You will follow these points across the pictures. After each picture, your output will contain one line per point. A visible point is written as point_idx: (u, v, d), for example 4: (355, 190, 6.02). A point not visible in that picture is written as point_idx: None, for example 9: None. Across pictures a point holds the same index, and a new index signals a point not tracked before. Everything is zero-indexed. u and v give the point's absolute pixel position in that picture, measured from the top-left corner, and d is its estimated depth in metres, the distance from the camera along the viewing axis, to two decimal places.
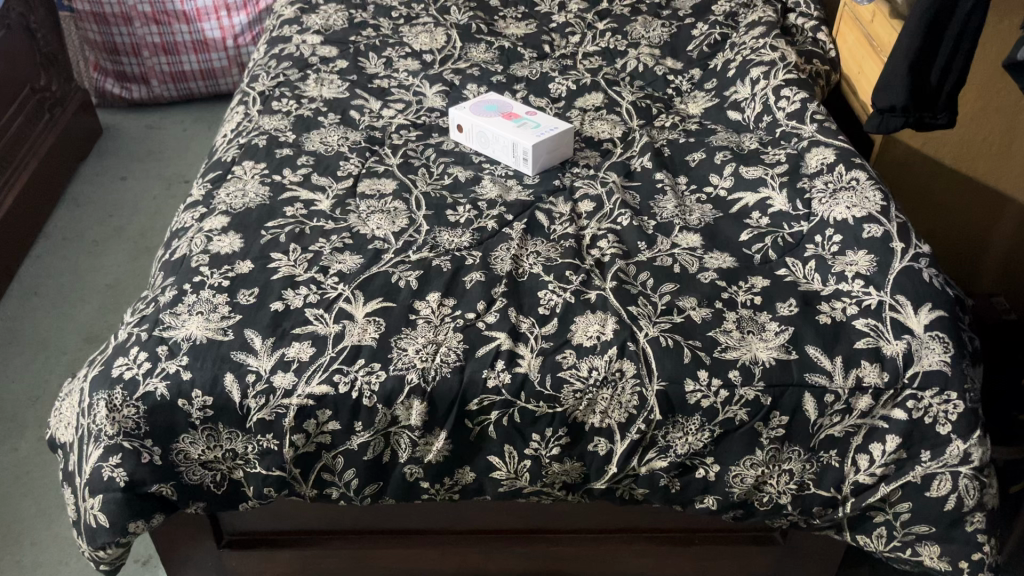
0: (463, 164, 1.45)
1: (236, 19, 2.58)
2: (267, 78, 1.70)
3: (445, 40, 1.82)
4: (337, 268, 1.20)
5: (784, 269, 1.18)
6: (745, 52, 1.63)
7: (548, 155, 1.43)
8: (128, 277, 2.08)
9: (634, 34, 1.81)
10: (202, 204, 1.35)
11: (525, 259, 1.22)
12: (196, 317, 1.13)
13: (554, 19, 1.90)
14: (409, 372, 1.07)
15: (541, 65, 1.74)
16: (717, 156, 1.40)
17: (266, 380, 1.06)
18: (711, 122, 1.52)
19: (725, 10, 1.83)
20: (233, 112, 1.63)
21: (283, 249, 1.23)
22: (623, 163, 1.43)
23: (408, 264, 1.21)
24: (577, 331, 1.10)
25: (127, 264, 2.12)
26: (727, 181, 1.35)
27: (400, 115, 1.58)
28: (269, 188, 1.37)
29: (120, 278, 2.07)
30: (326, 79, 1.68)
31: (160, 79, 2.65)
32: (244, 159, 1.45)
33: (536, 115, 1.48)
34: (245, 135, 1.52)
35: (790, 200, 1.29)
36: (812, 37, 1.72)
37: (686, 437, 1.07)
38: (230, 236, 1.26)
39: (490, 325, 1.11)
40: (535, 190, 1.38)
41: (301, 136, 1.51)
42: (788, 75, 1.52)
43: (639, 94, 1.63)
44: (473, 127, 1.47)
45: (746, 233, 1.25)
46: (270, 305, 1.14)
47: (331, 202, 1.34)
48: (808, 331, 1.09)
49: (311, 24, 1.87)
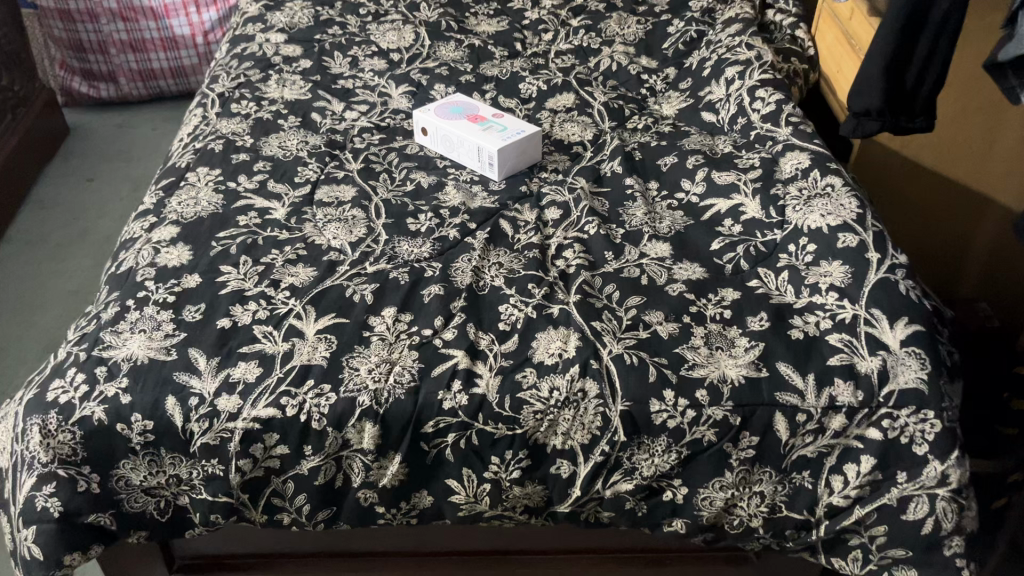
0: (427, 169, 1.39)
1: (205, 15, 2.52)
2: (227, 78, 1.63)
3: (413, 38, 1.76)
4: (289, 281, 1.15)
5: (755, 281, 1.14)
6: (721, 50, 1.56)
7: (515, 161, 1.38)
8: (95, 281, 2.02)
9: (608, 32, 1.76)
10: (153, 213, 1.30)
11: (487, 271, 1.17)
12: (138, 335, 1.07)
13: (527, 15, 1.85)
14: (360, 394, 1.02)
15: (512, 64, 1.69)
16: (690, 160, 1.35)
17: (210, 403, 1.01)
18: (685, 124, 1.47)
19: (703, 7, 1.77)
20: (191, 114, 1.57)
21: (232, 261, 1.18)
22: (593, 168, 1.38)
23: (364, 277, 1.16)
24: (538, 348, 1.05)
25: (94, 267, 2.06)
26: (699, 187, 1.30)
27: (363, 117, 1.52)
28: (223, 197, 1.31)
29: (86, 282, 2.02)
30: (288, 79, 1.62)
31: (129, 77, 2.58)
32: (199, 165, 1.39)
33: (502, 118, 1.43)
34: (200, 140, 1.46)
35: (763, 208, 1.23)
36: (790, 35, 1.64)
37: (652, 459, 1.03)
38: (179, 248, 1.20)
39: (447, 342, 1.06)
40: (500, 196, 1.33)
41: (259, 141, 1.45)
42: (765, 75, 1.45)
43: (612, 94, 1.58)
44: (437, 131, 1.42)
45: (717, 243, 1.20)
46: (217, 321, 1.09)
47: (286, 210, 1.29)
48: (780, 347, 1.05)
49: (276, 22, 1.81)
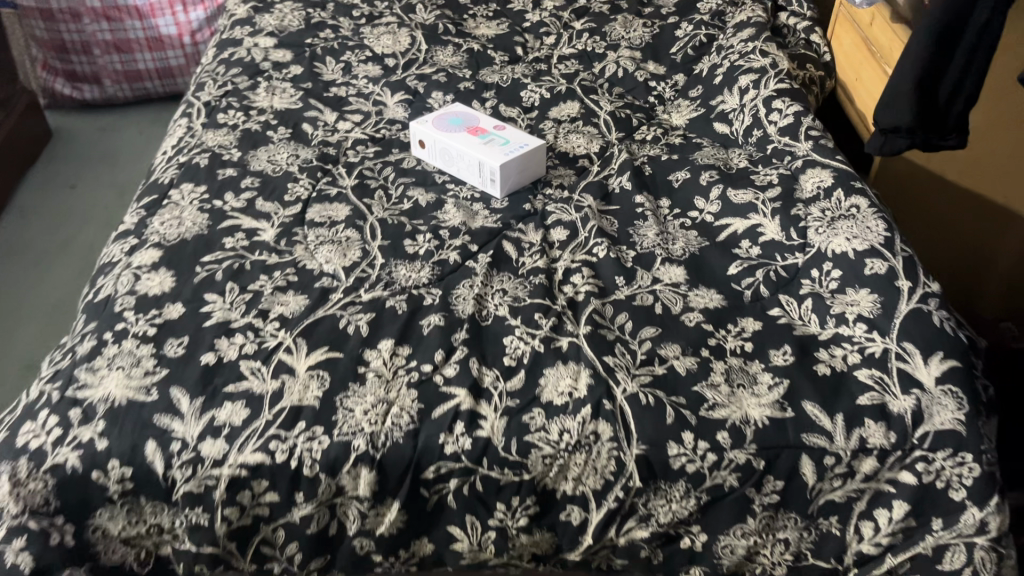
0: (424, 185, 1.32)
1: (192, 14, 2.44)
2: (213, 86, 1.55)
3: (409, 42, 1.68)
4: (279, 311, 1.07)
5: (777, 309, 1.07)
6: (733, 56, 1.49)
7: (518, 176, 1.30)
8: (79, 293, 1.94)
9: (613, 35, 1.68)
10: (133, 234, 1.22)
11: (490, 299, 1.09)
12: (116, 373, 0.99)
13: (528, 18, 1.77)
14: (355, 438, 0.94)
15: (513, 70, 1.61)
16: (703, 175, 1.27)
17: (193, 449, 0.94)
18: (696, 136, 1.39)
19: (711, 9, 1.69)
20: (175, 124, 1.49)
21: (218, 289, 1.10)
22: (600, 184, 1.31)
23: (359, 306, 1.09)
24: (546, 386, 0.98)
25: (77, 278, 1.98)
26: (714, 206, 1.22)
27: (357, 128, 1.44)
28: (208, 216, 1.24)
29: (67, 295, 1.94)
30: (278, 87, 1.54)
31: (114, 79, 2.49)
32: (183, 182, 1.31)
33: (504, 130, 1.35)
34: (184, 153, 1.38)
35: (784, 229, 1.15)
36: (804, 39, 1.56)
37: (669, 505, 0.96)
38: (161, 274, 1.13)
39: (449, 379, 0.99)
40: (503, 215, 1.25)
41: (246, 154, 1.37)
42: (780, 85, 1.37)
43: (618, 103, 1.50)
44: (436, 144, 1.34)
45: (734, 267, 1.13)
46: (201, 357, 1.01)
47: (276, 231, 1.21)
48: (805, 385, 0.98)
49: (265, 25, 1.73)
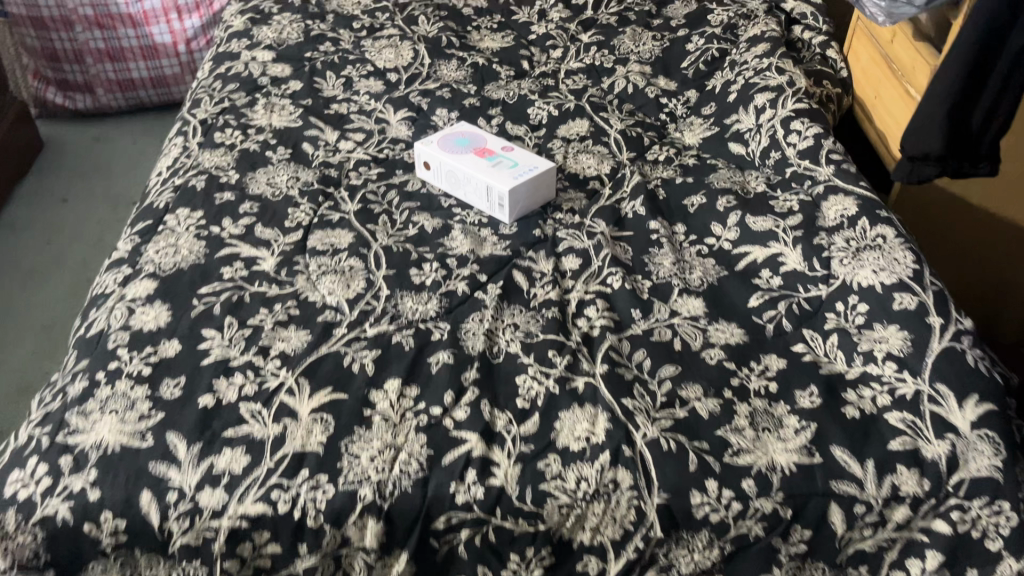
0: (430, 210, 1.27)
1: (187, 22, 2.38)
2: (209, 102, 1.50)
3: (412, 56, 1.63)
4: (280, 348, 1.02)
5: (801, 345, 1.02)
6: (748, 73, 1.44)
7: (528, 200, 1.25)
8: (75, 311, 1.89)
9: (621, 49, 1.63)
10: (127, 263, 1.17)
11: (500, 334, 1.04)
12: (109, 417, 0.94)
13: (534, 30, 1.72)
14: (362, 487, 0.90)
15: (519, 86, 1.56)
16: (720, 200, 1.23)
17: (190, 499, 0.89)
18: (710, 156, 1.35)
19: (723, 22, 1.64)
20: (171, 143, 1.44)
21: (216, 324, 1.05)
22: (613, 208, 1.26)
23: (364, 342, 1.04)
24: (562, 431, 0.93)
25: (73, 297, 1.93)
26: (732, 232, 1.18)
27: (360, 148, 1.39)
28: (205, 244, 1.19)
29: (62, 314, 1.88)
30: (277, 104, 1.49)
31: (106, 88, 2.44)
32: (179, 206, 1.26)
33: (513, 151, 1.30)
34: (180, 175, 1.33)
35: (806, 259, 1.11)
36: (820, 54, 1.51)
37: (691, 555, 0.90)
38: (156, 307, 1.08)
39: (459, 423, 0.94)
40: (512, 242, 1.21)
41: (245, 176, 1.32)
42: (799, 104, 1.33)
43: (629, 121, 1.46)
44: (442, 167, 1.29)
45: (754, 298, 1.09)
46: (198, 399, 0.96)
47: (276, 259, 1.16)
48: (834, 429, 0.93)
49: (262, 37, 1.68)
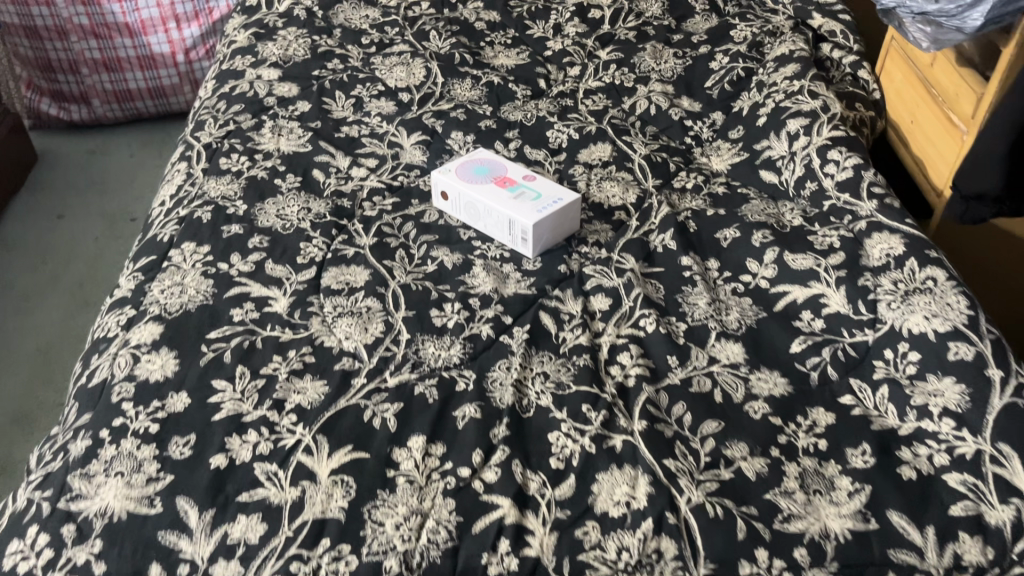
0: (449, 243, 1.21)
1: (186, 31, 2.30)
2: (214, 125, 1.44)
3: (424, 74, 1.56)
4: (295, 401, 0.96)
5: (849, 396, 0.96)
6: (778, 96, 1.38)
7: (552, 234, 1.19)
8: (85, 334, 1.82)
9: (642, 67, 1.57)
10: (130, 303, 1.11)
11: (530, 384, 0.98)
12: (114, 481, 0.88)
13: (549, 45, 1.66)
14: (387, 557, 0.82)
15: (536, 106, 1.50)
16: (755, 235, 1.16)
17: (202, 572, 0.81)
18: (741, 184, 1.29)
19: (747, 39, 1.58)
20: (174, 170, 1.37)
21: (227, 374, 0.99)
22: (641, 241, 1.20)
23: (384, 394, 0.97)
24: (600, 495, 0.87)
25: (83, 319, 1.86)
26: (769, 270, 1.12)
27: (373, 176, 1.33)
28: (213, 283, 1.12)
29: (71, 339, 1.81)
30: (284, 127, 1.43)
31: (103, 99, 2.35)
32: (184, 240, 1.20)
33: (535, 181, 1.24)
34: (184, 205, 1.27)
35: (850, 300, 1.05)
36: (851, 74, 1.45)
37: None
38: (163, 354, 1.01)
39: (490, 486, 0.88)
40: (537, 279, 1.14)
41: (253, 207, 1.26)
42: (835, 132, 1.27)
43: (653, 145, 1.39)
44: (461, 197, 1.23)
45: (797, 344, 1.03)
46: (210, 460, 0.90)
47: (289, 300, 1.10)
48: (891, 493, 0.87)
49: (267, 54, 1.61)
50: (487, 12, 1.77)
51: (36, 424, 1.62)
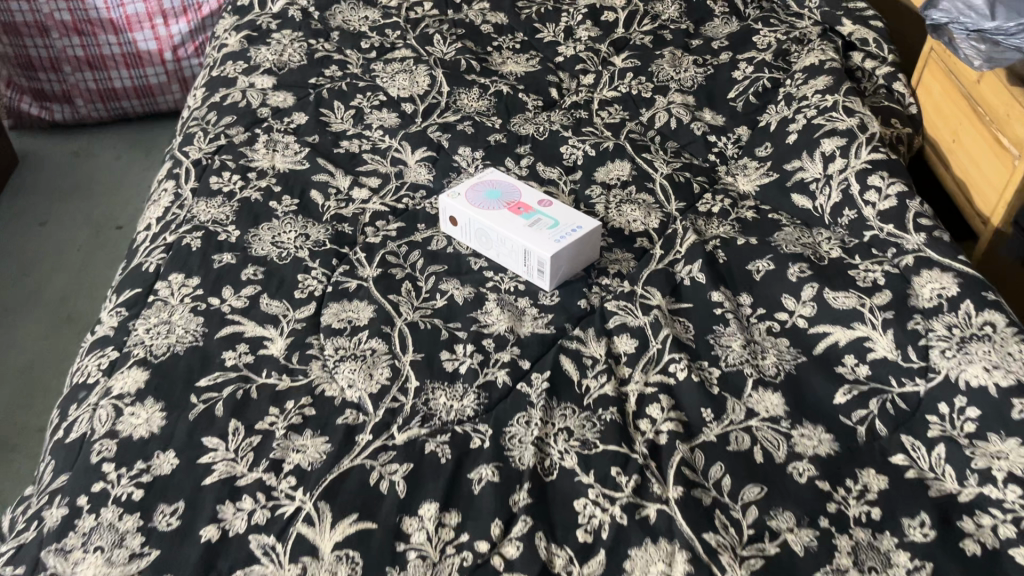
0: (459, 274, 1.12)
1: (174, 27, 2.17)
2: (204, 139, 1.34)
3: (428, 82, 1.47)
4: (295, 462, 0.87)
5: (902, 456, 0.88)
6: (809, 111, 1.29)
7: (570, 265, 1.10)
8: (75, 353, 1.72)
9: (660, 75, 1.48)
10: (113, 343, 1.02)
11: (552, 442, 0.89)
12: (93, 557, 0.79)
13: (561, 51, 1.56)
14: None
15: (548, 118, 1.41)
16: (791, 268, 1.08)
17: None
18: (771, 208, 1.20)
19: (771, 46, 1.49)
20: (161, 188, 1.28)
21: (219, 430, 0.90)
22: (666, 273, 1.11)
23: (392, 453, 0.88)
24: (633, 573, 0.78)
25: (71, 336, 1.76)
26: (807, 308, 1.03)
27: (375, 197, 1.24)
28: (204, 321, 1.03)
29: (55, 359, 1.71)
30: (280, 141, 1.33)
31: (86, 98, 2.24)
32: (172, 271, 1.10)
33: (551, 207, 1.15)
34: (172, 230, 1.18)
35: (899, 345, 0.96)
36: (885, 86, 1.36)
37: None
38: (148, 406, 0.92)
39: (511, 563, 0.79)
40: (555, 316, 1.06)
41: (247, 233, 1.16)
42: (875, 154, 1.17)
43: (675, 163, 1.30)
44: (471, 225, 1.14)
45: (841, 394, 0.94)
46: (200, 532, 0.81)
47: (285, 341, 1.01)
48: (954, 570, 0.77)
49: (260, 60, 1.51)
50: (493, 13, 1.66)
51: (17, 454, 1.51)
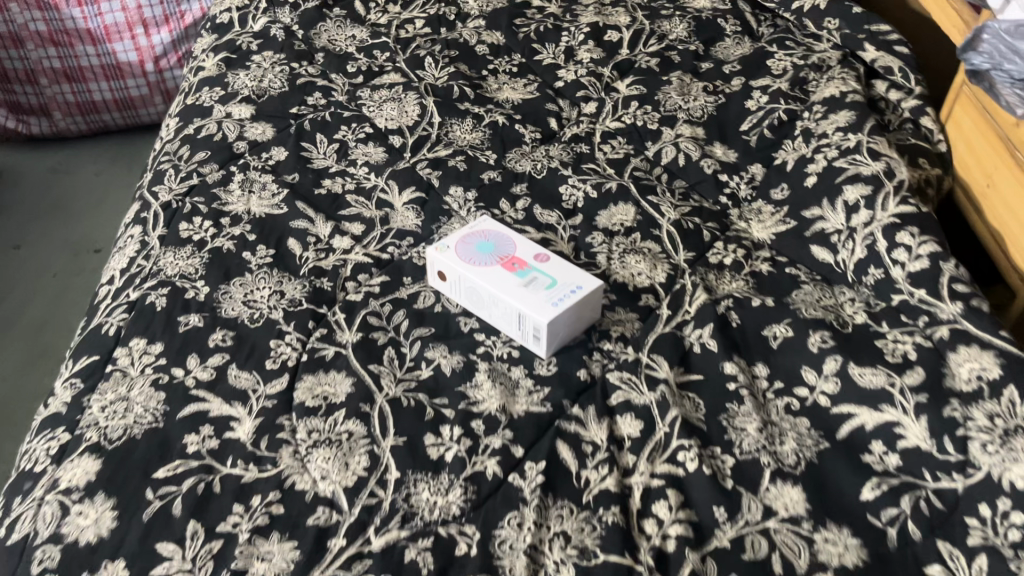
0: (447, 338, 1.02)
1: (155, 37, 2.07)
2: (175, 178, 1.24)
3: (418, 112, 1.37)
4: (259, 573, 0.78)
5: (939, 568, 0.78)
6: (829, 152, 1.19)
7: (569, 329, 1.00)
8: (46, 390, 1.62)
9: (667, 104, 1.37)
10: (65, 423, 0.92)
11: (546, 548, 0.80)
12: None
13: (561, 75, 1.46)
14: None
15: (546, 153, 1.30)
16: (812, 336, 0.98)
17: None
18: (788, 261, 1.10)
19: (787, 72, 1.39)
20: (127, 235, 1.18)
21: (176, 534, 0.81)
22: (674, 338, 1.01)
23: (368, 562, 0.79)
24: None
25: (45, 370, 1.66)
26: (830, 384, 0.94)
27: (358, 246, 1.14)
28: (165, 398, 0.94)
29: (27, 396, 1.61)
30: (256, 181, 1.23)
31: (64, 111, 2.14)
32: (134, 335, 1.01)
33: (548, 262, 1.05)
34: (136, 285, 1.08)
35: (934, 434, 0.87)
36: (912, 122, 1.26)
37: None
38: (99, 504, 0.83)
39: None
40: (551, 389, 0.96)
41: (217, 290, 1.07)
42: (904, 205, 1.07)
43: (684, 207, 1.20)
44: (461, 282, 1.04)
45: (869, 489, 0.84)
46: None
47: (254, 422, 0.91)
48: None
49: (239, 86, 1.41)
50: (489, 32, 1.56)
51: None
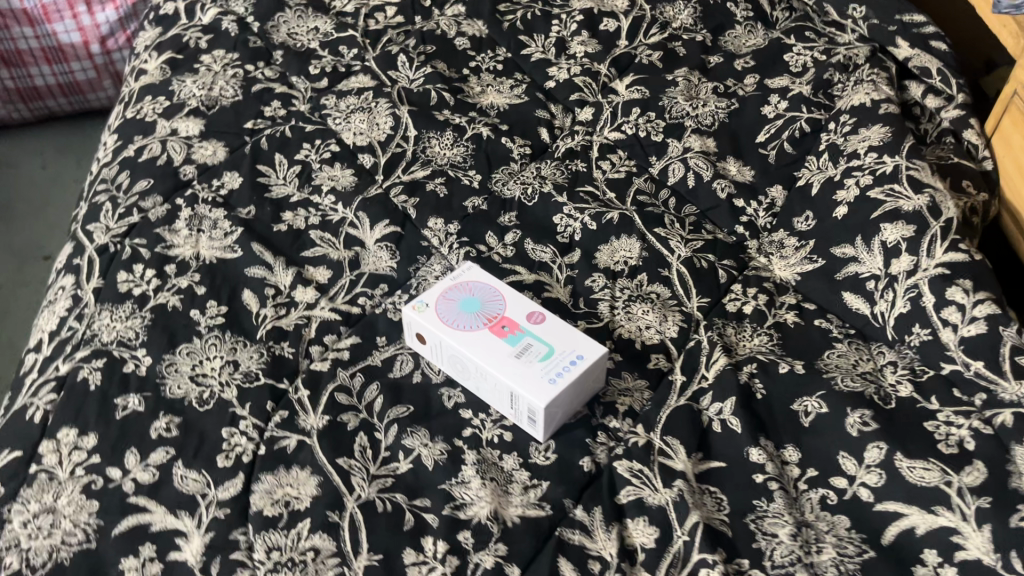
0: (428, 417, 0.88)
1: (100, 15, 1.87)
2: (112, 213, 1.08)
3: (391, 124, 1.20)
4: None
5: None
6: (862, 177, 1.04)
7: (569, 407, 0.86)
8: None
9: (673, 110, 1.21)
10: None
11: None
12: None
13: (552, 73, 1.29)
14: None
15: (538, 173, 1.15)
16: (850, 415, 0.85)
17: None
18: (817, 311, 0.97)
19: (807, 73, 1.23)
20: (58, 285, 1.03)
21: None
22: (690, 412, 0.88)
23: None
24: None
25: None
26: (874, 476, 0.80)
27: (324, 299, 0.99)
28: (98, 508, 0.80)
29: None
30: (207, 217, 1.08)
31: (4, 97, 1.94)
32: (63, 424, 0.86)
33: (543, 324, 0.90)
34: (66, 356, 0.93)
35: (1001, 546, 0.74)
36: (953, 138, 1.12)
37: None
38: None
39: None
40: (550, 484, 0.83)
41: (160, 362, 0.92)
42: (954, 252, 0.93)
43: (696, 241, 1.05)
44: (443, 348, 0.90)
45: None
46: None
47: (204, 539, 0.78)
48: None
49: (185, 96, 1.23)
50: (469, 20, 1.38)
51: None
